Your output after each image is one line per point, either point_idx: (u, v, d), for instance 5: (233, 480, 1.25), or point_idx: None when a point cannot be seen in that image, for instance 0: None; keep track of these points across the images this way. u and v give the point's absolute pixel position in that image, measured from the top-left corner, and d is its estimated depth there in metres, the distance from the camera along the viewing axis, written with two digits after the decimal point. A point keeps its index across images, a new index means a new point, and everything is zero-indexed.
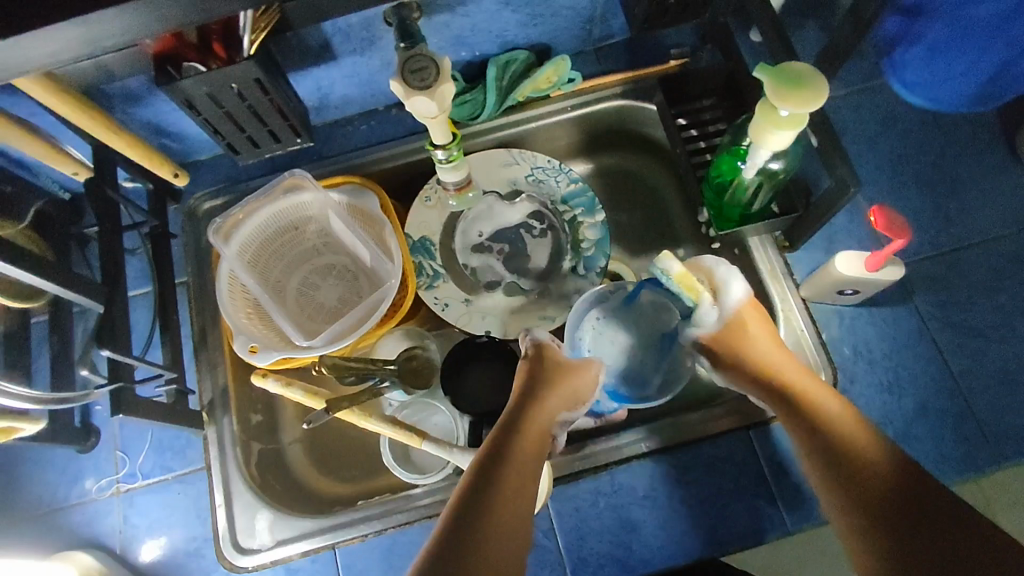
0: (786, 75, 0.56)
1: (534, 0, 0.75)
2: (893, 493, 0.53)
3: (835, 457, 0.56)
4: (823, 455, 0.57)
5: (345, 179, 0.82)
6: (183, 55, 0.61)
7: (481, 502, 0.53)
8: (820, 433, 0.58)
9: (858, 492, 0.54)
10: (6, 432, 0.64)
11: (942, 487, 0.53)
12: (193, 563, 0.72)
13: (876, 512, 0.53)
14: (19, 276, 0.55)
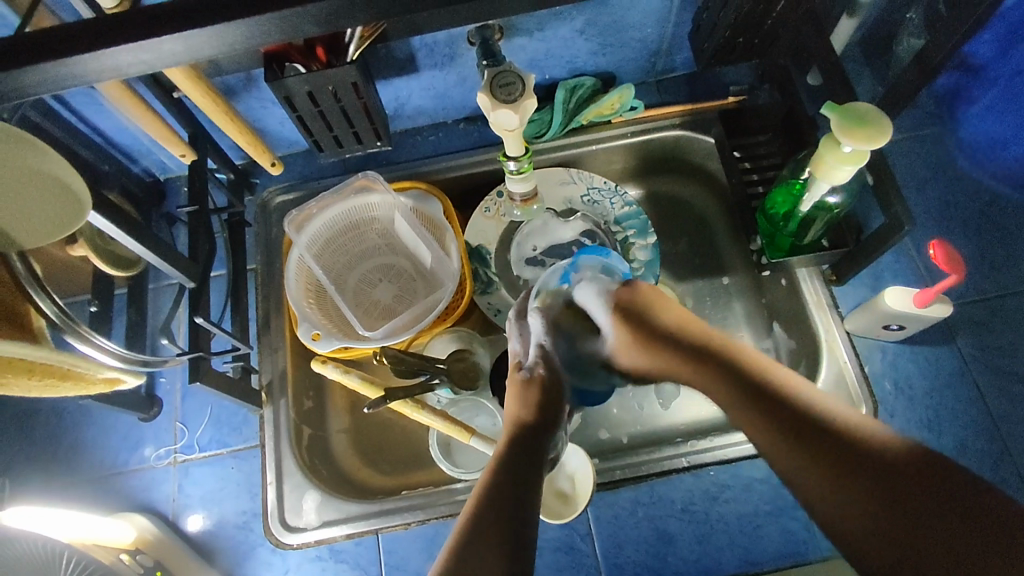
0: (851, 114, 0.60)
1: (606, 31, 0.79)
2: (891, 468, 0.46)
3: (824, 446, 0.49)
4: (808, 439, 0.50)
5: (411, 184, 0.85)
6: (289, 56, 0.67)
7: (498, 504, 0.52)
8: (798, 414, 0.51)
9: (846, 472, 0.47)
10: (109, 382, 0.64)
11: (956, 470, 0.46)
12: (241, 536, 0.75)
13: (860, 486, 0.46)
14: (126, 243, 0.59)
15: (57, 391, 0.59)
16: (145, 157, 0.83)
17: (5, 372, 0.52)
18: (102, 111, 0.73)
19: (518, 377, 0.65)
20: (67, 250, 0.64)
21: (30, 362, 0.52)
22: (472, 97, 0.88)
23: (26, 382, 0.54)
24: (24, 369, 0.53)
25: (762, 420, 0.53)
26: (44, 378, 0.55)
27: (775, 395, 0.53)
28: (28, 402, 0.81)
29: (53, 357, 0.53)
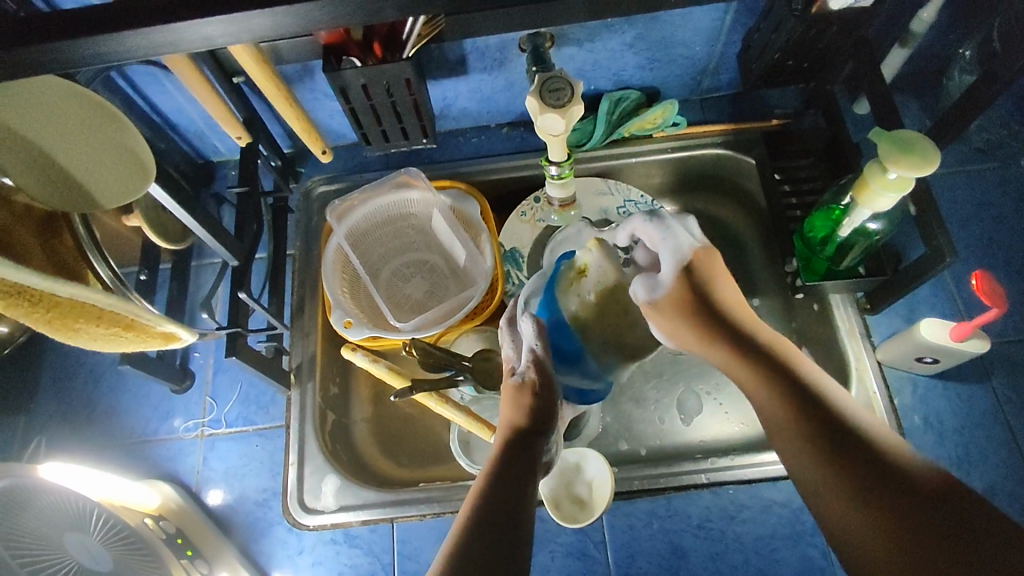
0: (898, 140, 0.60)
1: (656, 46, 0.80)
2: (896, 473, 0.44)
3: (835, 440, 0.47)
4: (820, 434, 0.47)
5: (450, 183, 0.87)
6: (347, 49, 0.69)
7: (485, 526, 0.48)
8: (817, 406, 0.49)
9: (855, 470, 0.45)
10: (167, 337, 0.61)
11: (980, 502, 0.42)
12: (260, 513, 0.76)
13: (869, 485, 0.44)
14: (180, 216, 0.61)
15: (120, 345, 0.59)
16: (196, 138, 0.86)
17: (75, 318, 0.52)
18: (163, 91, 0.76)
19: (509, 383, 0.59)
20: (122, 220, 0.67)
21: (99, 309, 0.52)
22: (517, 102, 0.89)
23: (93, 330, 0.54)
24: (94, 315, 0.52)
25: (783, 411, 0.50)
26: (109, 327, 0.55)
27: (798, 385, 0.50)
28: (68, 366, 0.84)
29: (119, 305, 0.53)
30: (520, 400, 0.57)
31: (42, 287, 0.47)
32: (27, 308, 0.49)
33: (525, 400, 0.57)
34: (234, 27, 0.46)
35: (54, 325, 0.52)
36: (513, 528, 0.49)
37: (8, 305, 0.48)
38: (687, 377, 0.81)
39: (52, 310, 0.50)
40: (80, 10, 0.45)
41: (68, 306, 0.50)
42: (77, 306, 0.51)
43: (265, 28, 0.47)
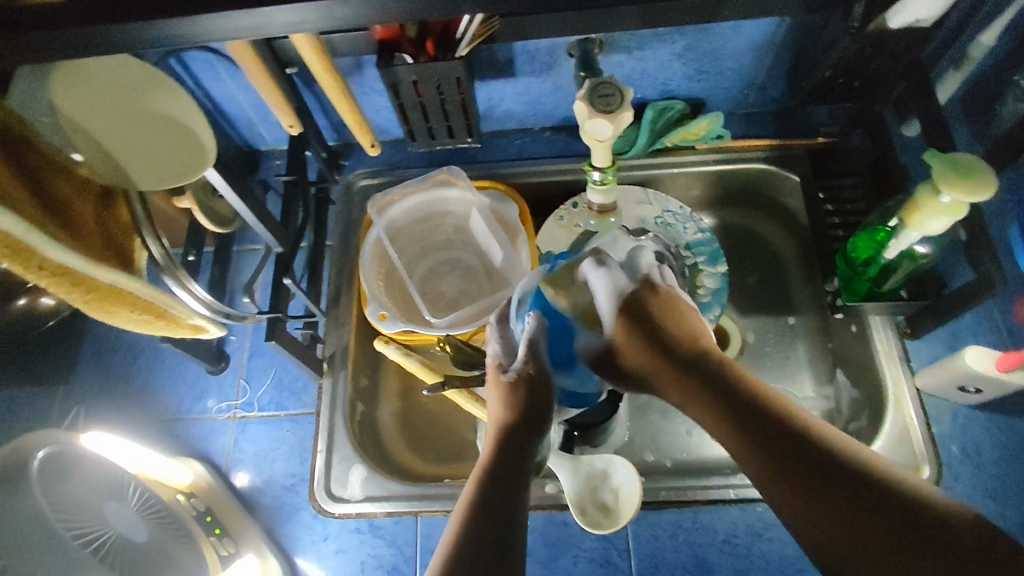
0: (953, 163, 0.59)
1: (706, 57, 0.80)
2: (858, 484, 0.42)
3: (790, 459, 0.45)
4: (772, 454, 0.45)
5: (491, 184, 0.88)
6: (400, 47, 0.70)
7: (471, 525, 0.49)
8: (770, 426, 0.47)
9: (819, 488, 0.43)
10: (196, 330, 0.63)
11: (998, 538, 0.39)
12: (287, 498, 0.77)
13: (828, 508, 0.42)
14: (230, 197, 0.63)
15: (148, 330, 0.60)
16: (245, 127, 0.88)
17: (112, 303, 0.53)
18: (218, 79, 0.78)
19: (502, 379, 0.60)
20: (174, 200, 0.68)
21: (135, 297, 0.53)
22: (561, 107, 0.89)
23: (127, 315, 0.55)
24: (129, 302, 0.54)
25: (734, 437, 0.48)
26: (142, 314, 0.56)
27: (747, 404, 0.49)
28: (109, 341, 0.86)
29: (155, 295, 0.54)
30: (514, 397, 0.58)
31: (85, 272, 0.49)
32: (69, 289, 0.50)
33: (518, 398, 0.58)
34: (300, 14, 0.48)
35: (90, 306, 0.53)
36: (493, 525, 0.49)
37: (52, 284, 0.49)
38: None
39: (92, 293, 0.51)
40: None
41: (106, 291, 0.52)
42: (115, 292, 0.52)
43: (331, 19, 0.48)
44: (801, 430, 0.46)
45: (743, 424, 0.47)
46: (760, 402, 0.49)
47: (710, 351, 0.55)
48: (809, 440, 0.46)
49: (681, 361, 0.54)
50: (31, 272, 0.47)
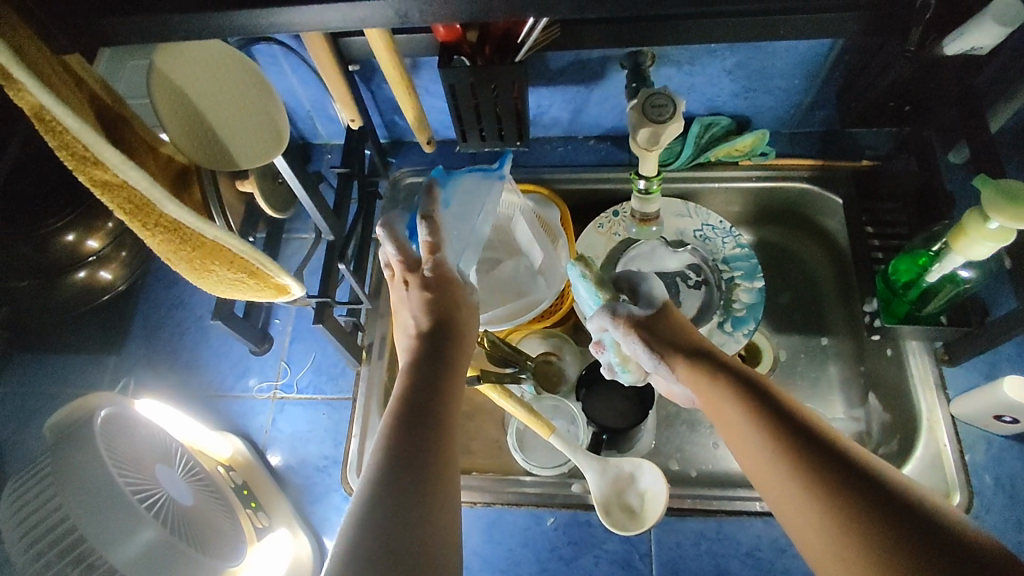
0: (1003, 189, 0.59)
1: (756, 75, 0.81)
2: (854, 468, 0.47)
3: (803, 443, 0.50)
4: (787, 434, 0.51)
5: (533, 187, 0.90)
6: (459, 48, 0.72)
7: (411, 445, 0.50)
8: (779, 408, 0.53)
9: (825, 472, 0.47)
10: (280, 291, 0.61)
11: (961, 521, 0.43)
12: (318, 479, 0.80)
13: (836, 488, 0.46)
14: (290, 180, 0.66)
15: (237, 291, 0.60)
16: (301, 120, 0.91)
17: (212, 260, 0.53)
18: (282, 72, 0.82)
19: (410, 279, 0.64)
20: (237, 184, 0.72)
21: (233, 255, 0.53)
22: (608, 117, 0.91)
23: (223, 272, 0.56)
24: (228, 260, 0.54)
25: (750, 416, 0.54)
26: (237, 273, 0.56)
27: (761, 396, 0.55)
28: (158, 316, 0.90)
29: (251, 254, 0.54)
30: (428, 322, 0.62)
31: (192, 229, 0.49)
32: (176, 245, 0.50)
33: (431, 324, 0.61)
34: (365, 13, 0.49)
35: (190, 263, 0.53)
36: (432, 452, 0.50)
37: (162, 239, 0.49)
38: None
39: (196, 249, 0.51)
40: None
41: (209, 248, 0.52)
42: (218, 250, 0.52)
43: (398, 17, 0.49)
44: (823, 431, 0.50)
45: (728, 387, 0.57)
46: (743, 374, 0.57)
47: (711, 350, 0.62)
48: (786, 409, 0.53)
49: (714, 365, 0.60)
50: (144, 225, 0.47)
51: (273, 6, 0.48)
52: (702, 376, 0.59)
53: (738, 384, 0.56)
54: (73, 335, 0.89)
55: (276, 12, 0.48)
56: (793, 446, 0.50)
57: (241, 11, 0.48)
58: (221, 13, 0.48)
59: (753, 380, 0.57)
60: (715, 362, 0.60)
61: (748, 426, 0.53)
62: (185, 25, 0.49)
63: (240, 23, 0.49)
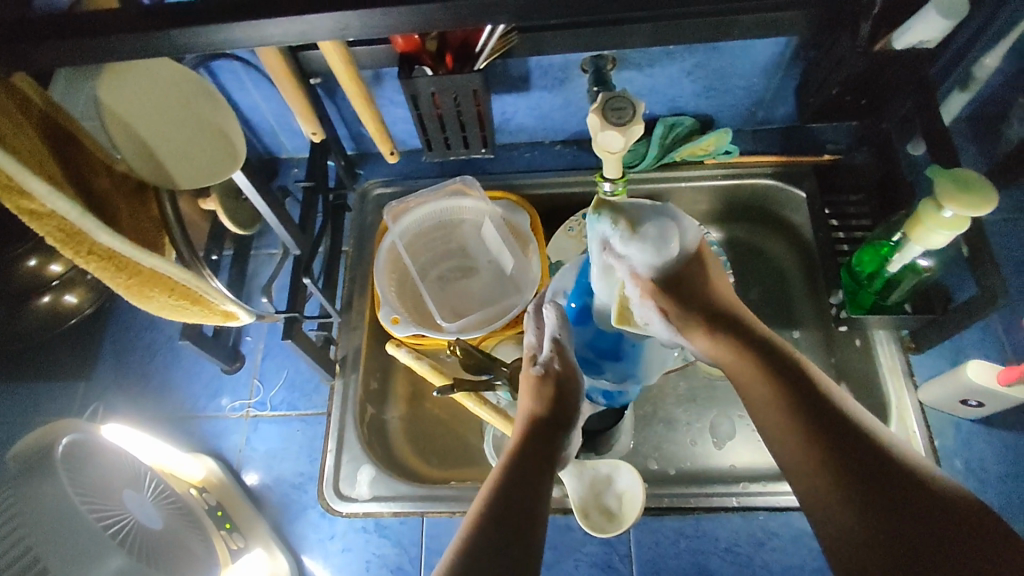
0: (956, 178, 0.61)
1: (715, 76, 0.83)
2: (918, 491, 0.45)
3: (862, 465, 0.46)
4: (840, 448, 0.48)
5: (503, 195, 0.89)
6: (420, 60, 0.72)
7: (502, 534, 0.49)
8: (826, 418, 0.49)
9: (890, 506, 0.44)
10: (227, 317, 0.64)
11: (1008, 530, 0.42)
12: (295, 496, 0.79)
13: (902, 525, 0.43)
14: (247, 192, 0.65)
15: (182, 315, 0.62)
16: (265, 136, 0.91)
17: (151, 287, 0.55)
18: (244, 88, 0.81)
19: (530, 373, 0.60)
20: (200, 203, 0.72)
21: (173, 282, 0.56)
22: (573, 121, 0.92)
23: (163, 299, 0.58)
24: (167, 287, 0.56)
25: (795, 428, 0.50)
26: (178, 299, 0.58)
27: (808, 401, 0.51)
28: (128, 339, 0.88)
29: (191, 281, 0.56)
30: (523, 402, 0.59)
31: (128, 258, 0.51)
32: (114, 272, 0.53)
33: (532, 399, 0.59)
34: (305, 26, 0.48)
35: (130, 290, 0.56)
36: (518, 538, 0.49)
37: (99, 268, 0.51)
38: (722, 402, 0.82)
39: (133, 278, 0.54)
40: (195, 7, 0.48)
41: (147, 277, 0.54)
42: (156, 277, 0.54)
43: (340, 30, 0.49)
44: (867, 437, 0.48)
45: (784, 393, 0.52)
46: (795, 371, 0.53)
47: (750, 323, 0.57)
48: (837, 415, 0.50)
49: (749, 345, 0.55)
50: (80, 255, 0.50)
51: (214, 22, 0.47)
52: (739, 367, 0.55)
53: (785, 388, 0.52)
54: (41, 362, 0.88)
55: (217, 29, 0.48)
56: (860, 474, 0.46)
57: (181, 29, 0.48)
58: (161, 32, 0.48)
59: (794, 368, 0.53)
60: (753, 348, 0.55)
61: (792, 442, 0.50)
62: (125, 46, 0.49)
63: (181, 41, 0.49)
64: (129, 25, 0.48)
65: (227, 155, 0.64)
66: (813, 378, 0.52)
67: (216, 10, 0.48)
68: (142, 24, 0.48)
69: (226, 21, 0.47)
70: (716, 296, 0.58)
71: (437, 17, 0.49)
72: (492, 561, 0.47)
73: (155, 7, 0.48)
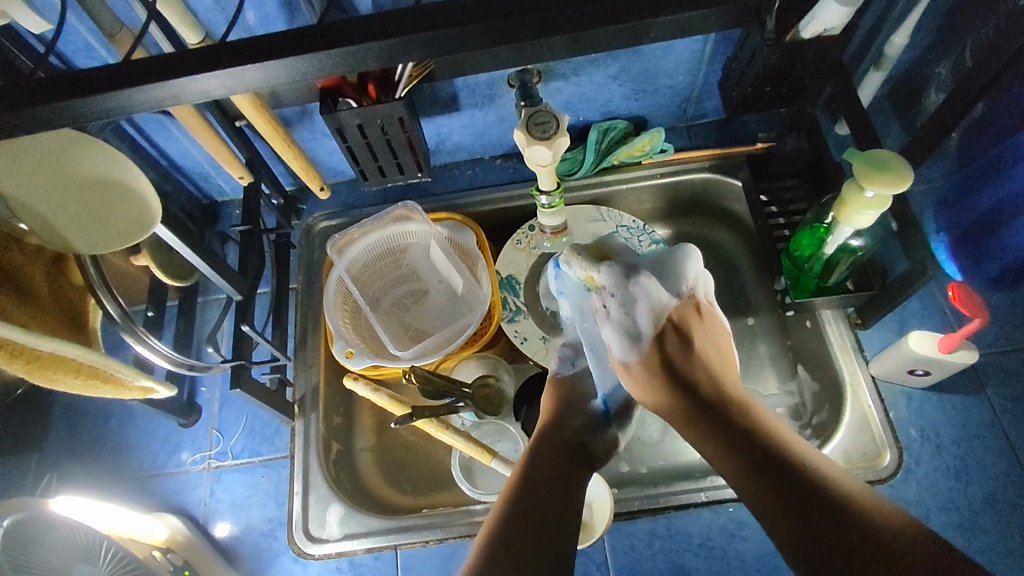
0: (872, 161, 0.62)
1: (640, 78, 0.84)
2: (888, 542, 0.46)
3: (815, 512, 0.49)
4: (766, 476, 0.52)
5: (447, 216, 0.89)
6: (342, 93, 0.72)
7: (515, 520, 0.56)
8: (780, 476, 0.52)
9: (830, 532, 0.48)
10: (145, 391, 0.65)
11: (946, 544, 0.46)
12: (266, 544, 0.77)
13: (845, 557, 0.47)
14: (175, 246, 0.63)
15: (98, 396, 0.62)
16: (199, 181, 0.90)
17: (55, 370, 0.55)
18: (169, 136, 0.80)
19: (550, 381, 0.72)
20: (130, 258, 0.71)
21: (77, 361, 0.56)
22: (509, 134, 0.92)
23: (71, 381, 0.57)
24: (72, 367, 0.56)
25: (754, 481, 0.53)
26: (87, 378, 0.58)
27: (755, 437, 0.55)
28: (79, 401, 0.86)
29: (99, 359, 0.57)
30: (547, 458, 0.62)
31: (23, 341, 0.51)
32: (9, 360, 0.52)
33: (558, 455, 0.63)
34: (181, 89, 0.47)
35: (33, 376, 0.55)
36: (549, 519, 0.57)
37: None
38: None
39: (32, 363, 0.53)
40: (77, 74, 0.47)
41: (47, 359, 0.54)
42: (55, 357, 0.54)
43: (223, 88, 0.48)
44: (799, 467, 0.52)
45: (704, 415, 0.58)
46: (712, 393, 0.59)
47: (713, 372, 0.61)
48: (786, 461, 0.53)
49: (689, 378, 0.60)
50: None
51: (86, 94, 0.46)
52: (682, 424, 0.60)
53: (719, 431, 0.57)
54: None
55: (92, 100, 0.46)
56: (817, 534, 0.48)
57: (52, 104, 0.46)
58: (29, 109, 0.46)
59: (717, 389, 0.60)
60: (697, 408, 0.59)
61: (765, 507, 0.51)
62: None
63: (59, 115, 0.47)
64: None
65: (130, 219, 0.61)
66: (776, 440, 0.54)
67: (87, 81, 0.46)
68: (11, 101, 0.46)
69: (102, 91, 0.46)
70: (694, 376, 0.60)
71: (316, 70, 0.48)
72: (510, 530, 0.56)
73: (21, 82, 0.47)
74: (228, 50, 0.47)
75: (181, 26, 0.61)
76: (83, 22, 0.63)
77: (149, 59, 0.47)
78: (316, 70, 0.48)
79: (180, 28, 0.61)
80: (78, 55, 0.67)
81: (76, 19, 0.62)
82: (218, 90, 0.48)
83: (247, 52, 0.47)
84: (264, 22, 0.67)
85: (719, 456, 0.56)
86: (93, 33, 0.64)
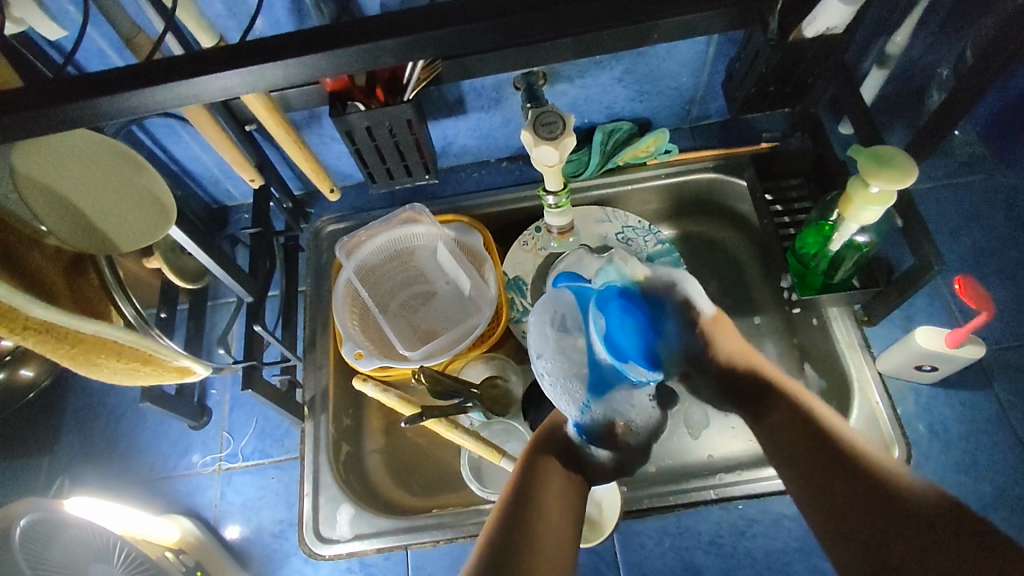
0: (877, 156, 0.63)
1: (644, 80, 0.85)
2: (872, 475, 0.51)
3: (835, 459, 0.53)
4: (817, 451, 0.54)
5: (455, 217, 0.90)
6: (351, 95, 0.72)
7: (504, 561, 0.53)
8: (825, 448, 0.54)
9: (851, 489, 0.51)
10: (183, 372, 0.64)
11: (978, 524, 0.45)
12: (277, 545, 0.78)
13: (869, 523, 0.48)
14: (183, 244, 0.64)
15: (139, 380, 0.62)
16: (208, 186, 0.91)
17: (98, 354, 0.54)
18: (180, 140, 0.81)
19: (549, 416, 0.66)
20: (143, 261, 0.72)
21: (119, 345, 0.55)
22: (514, 137, 0.93)
23: (113, 365, 0.56)
24: (113, 351, 0.55)
25: (794, 446, 0.56)
26: (129, 362, 0.57)
27: (819, 436, 0.55)
28: (89, 405, 0.87)
29: (140, 342, 0.56)
30: (549, 478, 0.59)
31: (66, 326, 0.50)
32: (54, 345, 0.51)
33: (551, 474, 0.60)
34: (198, 89, 0.48)
35: (76, 362, 0.54)
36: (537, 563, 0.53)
37: (38, 342, 0.50)
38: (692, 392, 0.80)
39: (76, 346, 0.52)
40: (94, 75, 0.48)
41: (90, 343, 0.53)
42: (98, 342, 0.53)
43: (238, 87, 0.49)
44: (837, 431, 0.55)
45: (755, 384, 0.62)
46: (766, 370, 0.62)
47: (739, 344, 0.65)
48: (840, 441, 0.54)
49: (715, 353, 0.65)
50: (15, 332, 0.49)
51: (104, 93, 0.47)
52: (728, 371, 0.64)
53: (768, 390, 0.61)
54: None
55: (110, 99, 0.47)
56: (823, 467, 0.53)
57: (72, 104, 0.47)
58: (49, 109, 0.47)
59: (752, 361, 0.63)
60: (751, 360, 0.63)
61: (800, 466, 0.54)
62: (21, 123, 0.48)
63: (79, 115, 0.48)
64: (20, 103, 0.47)
65: (146, 220, 0.62)
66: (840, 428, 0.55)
67: (103, 82, 0.47)
68: (31, 101, 0.47)
69: (119, 91, 0.47)
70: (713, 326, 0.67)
71: (331, 68, 0.49)
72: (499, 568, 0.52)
73: (41, 83, 0.48)
74: (241, 49, 0.48)
75: (194, 29, 0.62)
76: (97, 28, 0.64)
77: (165, 59, 0.48)
78: (331, 67, 0.49)
79: (192, 32, 0.62)
80: (92, 62, 0.68)
81: (92, 25, 0.63)
82: (234, 88, 0.49)
83: (263, 51, 0.48)
84: (274, 27, 0.68)
85: (775, 422, 0.58)
86: (107, 39, 0.65)
